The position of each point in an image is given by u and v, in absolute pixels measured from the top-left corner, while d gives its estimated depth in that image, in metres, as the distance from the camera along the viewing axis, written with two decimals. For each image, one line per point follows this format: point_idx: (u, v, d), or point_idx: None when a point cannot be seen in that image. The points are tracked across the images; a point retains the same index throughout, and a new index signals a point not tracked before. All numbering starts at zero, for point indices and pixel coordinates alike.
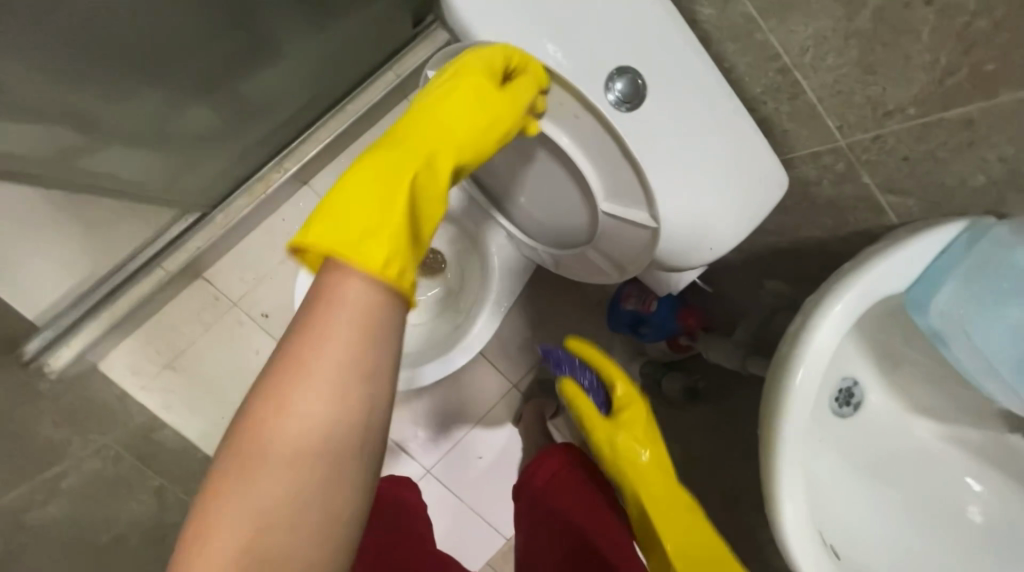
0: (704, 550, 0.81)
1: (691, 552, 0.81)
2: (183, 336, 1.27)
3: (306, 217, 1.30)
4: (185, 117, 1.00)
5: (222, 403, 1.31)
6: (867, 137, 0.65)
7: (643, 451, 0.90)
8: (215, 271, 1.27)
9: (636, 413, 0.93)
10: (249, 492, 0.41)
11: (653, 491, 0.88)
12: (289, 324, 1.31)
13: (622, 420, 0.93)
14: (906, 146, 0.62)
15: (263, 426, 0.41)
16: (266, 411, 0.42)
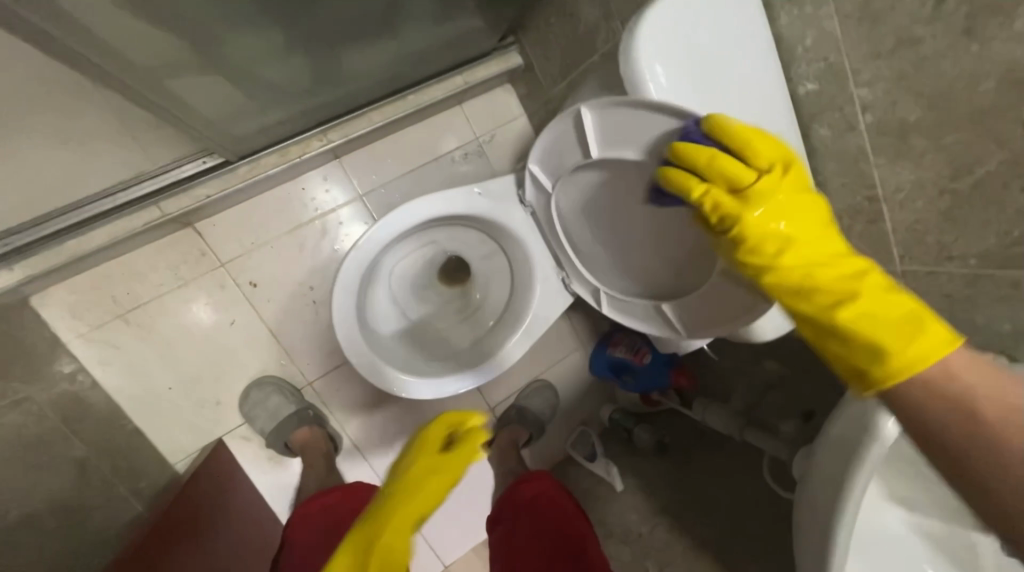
0: (896, 336, 0.47)
1: (868, 315, 0.49)
2: (148, 287, 1.10)
3: (327, 193, 1.23)
4: (283, 67, 0.85)
5: (174, 372, 1.14)
6: (920, 270, 0.64)
7: (780, 221, 0.53)
8: (209, 225, 1.14)
9: (790, 187, 0.54)
10: None
11: (828, 294, 0.51)
12: (278, 301, 1.20)
13: (720, 217, 0.56)
14: (955, 286, 0.62)
15: None
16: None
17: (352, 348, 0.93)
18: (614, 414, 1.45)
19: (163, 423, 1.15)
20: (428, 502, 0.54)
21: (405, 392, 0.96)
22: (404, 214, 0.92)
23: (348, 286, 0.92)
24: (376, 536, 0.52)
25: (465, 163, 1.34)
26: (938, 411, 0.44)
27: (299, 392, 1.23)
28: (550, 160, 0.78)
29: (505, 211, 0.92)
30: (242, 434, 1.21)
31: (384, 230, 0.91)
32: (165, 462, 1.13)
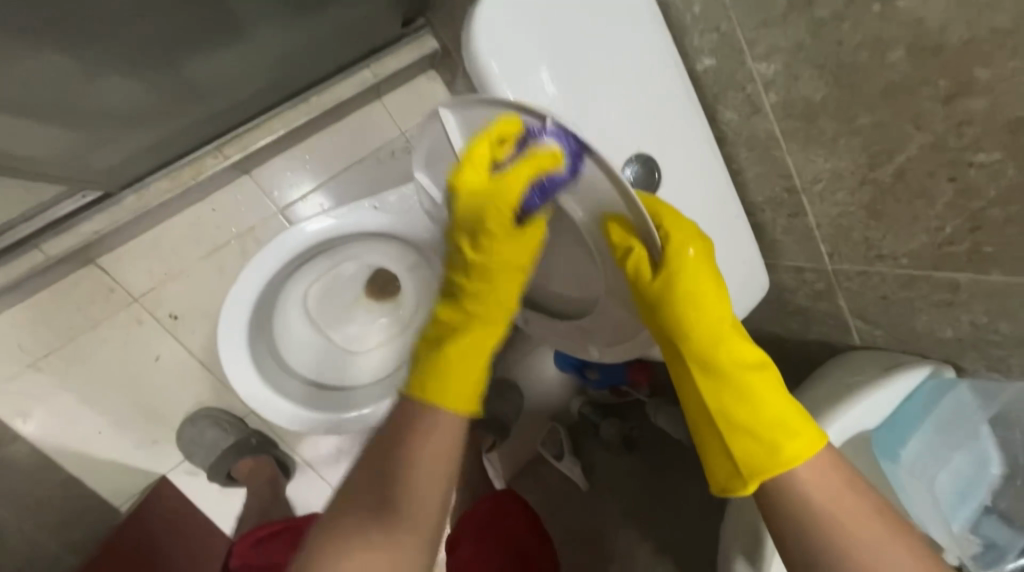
0: (764, 450, 0.48)
1: (745, 397, 0.49)
2: (59, 332, 1.04)
3: (241, 210, 1.13)
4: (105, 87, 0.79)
5: (101, 415, 1.09)
6: (853, 269, 0.64)
7: (693, 299, 0.51)
8: (114, 259, 1.06)
9: (716, 300, 0.51)
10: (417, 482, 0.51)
11: (731, 367, 0.50)
12: (203, 330, 1.13)
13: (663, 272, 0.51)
14: (890, 286, 0.61)
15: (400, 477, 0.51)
16: (405, 443, 0.51)
17: (244, 379, 0.86)
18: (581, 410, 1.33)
19: (96, 468, 1.09)
20: (510, 269, 0.56)
21: (313, 428, 0.89)
22: (293, 235, 0.87)
23: (239, 310, 0.85)
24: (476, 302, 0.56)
25: (394, 162, 1.23)
26: (820, 508, 0.45)
27: (239, 421, 1.17)
28: (430, 172, 0.70)
29: (405, 226, 0.88)
30: (186, 469, 1.15)
31: (270, 256, 0.86)
32: (105, 507, 1.09)
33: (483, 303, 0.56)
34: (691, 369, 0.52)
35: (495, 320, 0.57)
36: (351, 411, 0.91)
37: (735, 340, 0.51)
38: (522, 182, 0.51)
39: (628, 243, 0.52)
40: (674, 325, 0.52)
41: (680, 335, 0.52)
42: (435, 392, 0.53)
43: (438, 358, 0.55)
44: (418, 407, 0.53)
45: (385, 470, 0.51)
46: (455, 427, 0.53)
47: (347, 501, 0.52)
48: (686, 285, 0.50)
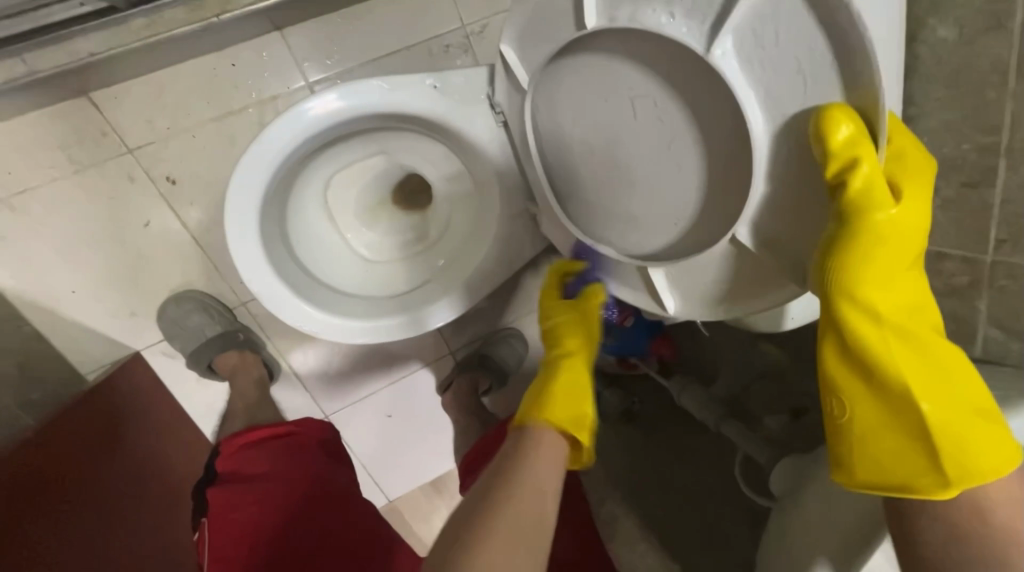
0: (961, 440, 0.44)
1: (938, 378, 0.45)
2: (36, 171, 0.90)
3: (265, 74, 0.97)
4: None
5: (76, 272, 0.97)
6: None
7: (903, 245, 0.46)
8: (110, 96, 0.91)
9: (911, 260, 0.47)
10: (524, 479, 0.55)
11: (922, 342, 0.46)
12: (203, 203, 1.00)
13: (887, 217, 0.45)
14: None
15: (533, 440, 0.59)
16: (526, 460, 0.57)
17: (244, 255, 0.74)
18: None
19: (67, 329, 1.00)
20: (577, 332, 0.70)
21: (312, 329, 0.78)
22: (327, 100, 0.73)
23: (253, 172, 0.72)
24: (565, 347, 0.69)
25: (447, 59, 1.07)
26: (1004, 512, 0.44)
27: (229, 311, 1.08)
28: (523, 44, 0.60)
29: (464, 118, 0.74)
30: (163, 351, 1.07)
31: (297, 119, 0.72)
32: (71, 372, 1.01)
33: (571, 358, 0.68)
34: (883, 338, 0.46)
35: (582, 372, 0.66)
36: (354, 320, 0.80)
37: (921, 310, 0.47)
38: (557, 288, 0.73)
39: (856, 154, 0.41)
40: (870, 281, 0.46)
41: (874, 296, 0.46)
42: (550, 413, 0.61)
43: (547, 390, 0.63)
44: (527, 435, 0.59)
45: (511, 485, 0.54)
46: (563, 446, 0.60)
47: (467, 535, 0.50)
48: (897, 235, 0.45)
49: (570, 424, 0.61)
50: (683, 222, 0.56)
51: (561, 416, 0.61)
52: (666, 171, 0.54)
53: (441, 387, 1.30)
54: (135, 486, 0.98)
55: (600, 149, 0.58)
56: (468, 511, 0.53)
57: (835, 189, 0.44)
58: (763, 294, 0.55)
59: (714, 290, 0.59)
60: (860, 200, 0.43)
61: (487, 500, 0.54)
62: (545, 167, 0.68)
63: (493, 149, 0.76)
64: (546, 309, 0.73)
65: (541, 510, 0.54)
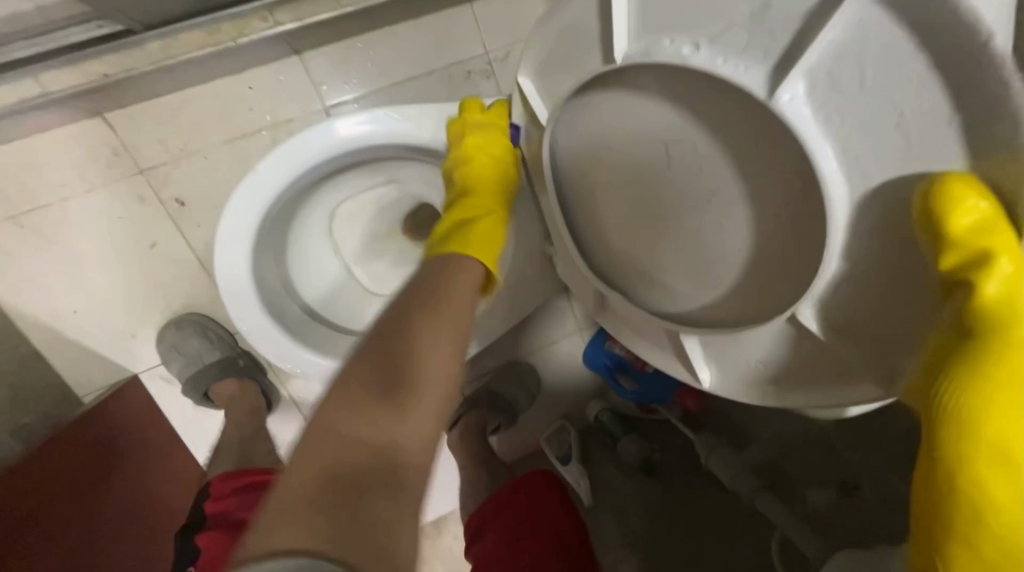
0: None
1: None
2: (47, 189, 0.89)
3: (282, 97, 0.95)
4: None
5: (81, 291, 0.96)
6: None
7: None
8: (125, 116, 0.89)
9: None
10: (435, 332, 0.52)
11: None
12: (211, 226, 0.98)
13: (1008, 342, 0.39)
14: None
15: (438, 282, 0.57)
16: (427, 314, 0.54)
17: (244, 285, 0.71)
18: (599, 417, 1.18)
19: (68, 349, 0.98)
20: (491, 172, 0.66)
21: (298, 370, 0.74)
22: (330, 128, 0.70)
23: (258, 201, 0.70)
24: (468, 186, 0.67)
25: (467, 85, 1.04)
26: None
27: (230, 337, 1.04)
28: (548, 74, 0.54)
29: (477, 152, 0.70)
30: (162, 375, 1.03)
31: (297, 149, 0.69)
32: (67, 393, 0.98)
33: (478, 202, 0.66)
34: (996, 483, 0.40)
35: (493, 205, 0.66)
36: (341, 363, 0.74)
37: None
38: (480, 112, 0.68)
39: (970, 260, 0.39)
40: (990, 419, 0.39)
41: (992, 437, 0.39)
42: (463, 246, 0.62)
43: (466, 227, 0.64)
44: (446, 259, 0.60)
45: (410, 336, 0.52)
46: (479, 275, 0.61)
47: (353, 376, 0.48)
48: (1019, 362, 0.39)
49: (478, 253, 0.62)
50: (720, 280, 0.52)
51: (479, 248, 0.62)
52: (704, 230, 0.50)
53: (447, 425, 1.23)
54: (125, 514, 0.93)
55: (628, 196, 0.54)
56: (380, 342, 0.51)
57: (952, 292, 0.40)
58: (812, 363, 0.51)
59: (761, 372, 0.55)
60: (979, 313, 0.39)
61: (380, 351, 0.50)
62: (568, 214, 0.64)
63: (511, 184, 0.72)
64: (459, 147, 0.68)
65: (445, 359, 0.52)
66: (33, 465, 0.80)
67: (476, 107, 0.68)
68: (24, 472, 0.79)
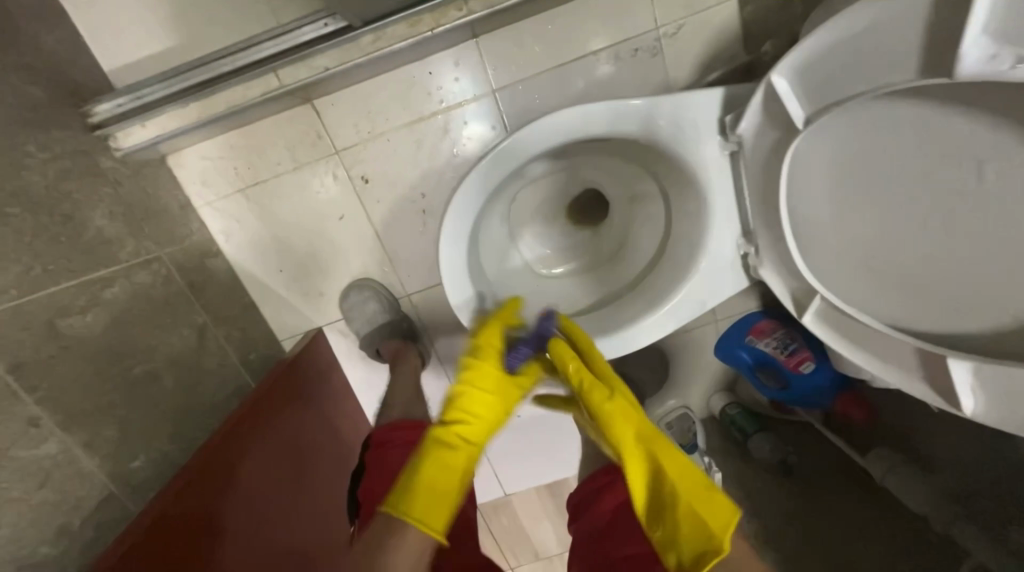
0: None
1: None
2: (268, 165, 1.05)
3: (456, 81, 1.01)
4: None
5: (285, 255, 1.13)
6: None
7: None
8: (329, 102, 1.01)
9: None
10: None
11: None
12: (387, 200, 1.09)
13: None
14: None
15: (394, 532, 0.57)
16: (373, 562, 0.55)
17: (455, 269, 0.75)
18: (728, 410, 1.21)
19: (274, 301, 1.17)
20: (486, 389, 0.65)
21: None
22: (542, 128, 0.69)
23: (483, 181, 0.72)
24: (459, 413, 0.64)
25: (632, 66, 1.02)
26: None
27: (396, 301, 1.17)
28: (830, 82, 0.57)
29: (690, 144, 0.67)
30: (340, 329, 1.20)
31: (511, 153, 0.70)
32: (273, 338, 1.18)
33: (461, 435, 0.63)
34: None
35: (482, 432, 0.65)
36: None
37: None
38: (496, 353, 0.68)
39: None
40: None
41: None
42: (404, 505, 0.57)
43: (420, 470, 0.59)
44: (394, 523, 0.57)
45: None
46: (428, 539, 0.57)
47: None
48: None
49: (428, 516, 0.56)
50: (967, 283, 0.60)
51: (428, 507, 0.57)
52: None
53: None
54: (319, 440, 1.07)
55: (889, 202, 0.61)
56: None
57: None
58: None
59: None
60: None
61: None
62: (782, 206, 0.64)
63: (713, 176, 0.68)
64: (475, 370, 0.66)
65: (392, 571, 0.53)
66: (250, 419, 0.89)
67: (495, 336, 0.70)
68: (248, 424, 0.88)
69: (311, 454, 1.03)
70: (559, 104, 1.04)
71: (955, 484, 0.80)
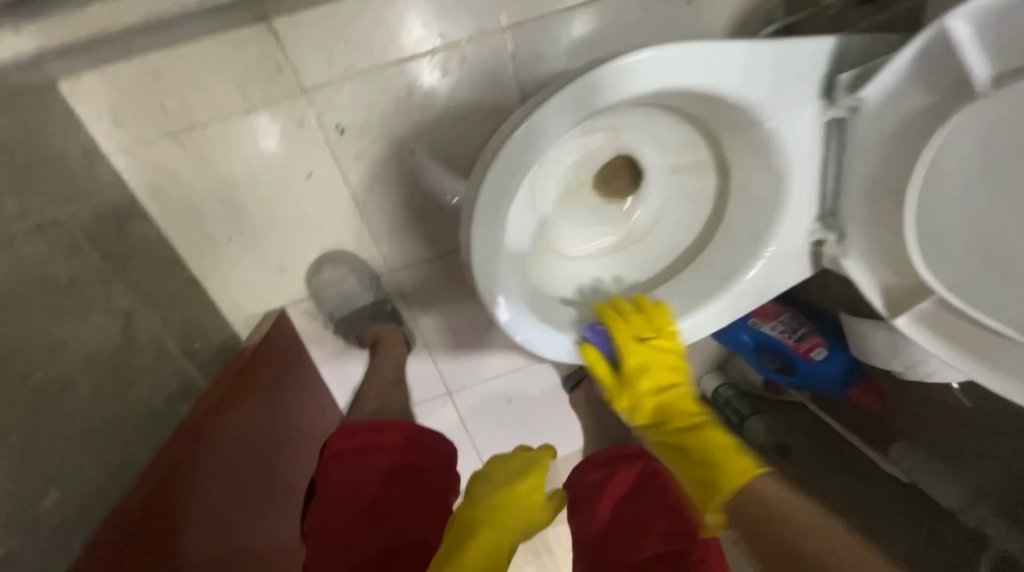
0: None
1: None
2: (207, 103, 0.81)
3: (459, 11, 0.82)
4: None
5: (234, 221, 0.91)
6: None
7: None
8: (292, 25, 0.79)
9: None
10: None
11: None
12: (366, 157, 0.89)
13: None
14: None
15: None
16: None
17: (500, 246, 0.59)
18: (721, 392, 1.12)
19: (220, 277, 0.95)
20: (513, 501, 0.66)
21: (542, 348, 0.68)
22: (597, 82, 0.52)
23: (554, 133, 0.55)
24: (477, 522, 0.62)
25: (665, 11, 0.87)
26: None
27: (376, 279, 1.00)
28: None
29: (789, 106, 0.56)
30: (306, 311, 1.01)
31: (559, 114, 0.54)
32: (220, 322, 0.97)
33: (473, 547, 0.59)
34: None
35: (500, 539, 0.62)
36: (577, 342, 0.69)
37: None
38: (522, 479, 0.68)
39: None
40: None
41: None
42: None
43: None
44: None
45: None
46: None
47: None
48: None
49: None
50: None
51: None
52: None
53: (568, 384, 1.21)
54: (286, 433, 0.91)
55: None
56: None
57: None
58: None
59: None
60: None
61: None
62: (877, 186, 0.56)
63: (802, 145, 0.58)
64: (496, 479, 0.70)
65: None
66: (193, 451, 0.69)
67: (513, 463, 0.71)
68: (193, 455, 0.69)
69: (277, 479, 0.83)
70: (578, 51, 0.88)
71: (985, 480, 0.76)
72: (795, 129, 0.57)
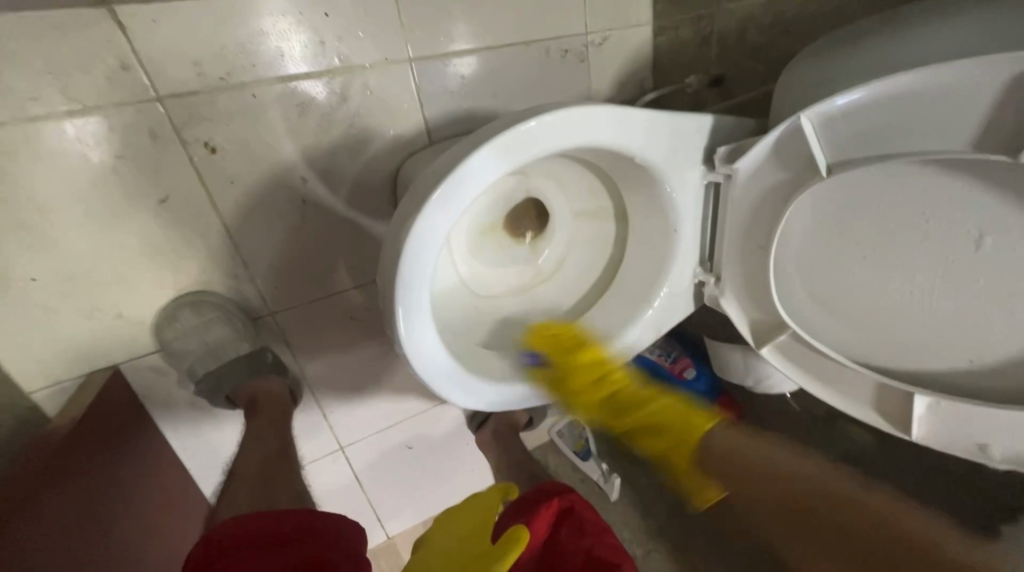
0: None
1: None
2: (6, 100, 0.61)
3: (359, 39, 0.77)
4: None
5: (40, 254, 0.68)
6: None
7: None
8: (146, 21, 0.65)
9: None
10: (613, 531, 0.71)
11: None
12: (245, 183, 0.77)
13: None
14: None
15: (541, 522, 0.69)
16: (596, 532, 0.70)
17: (412, 286, 0.57)
18: None
19: (11, 328, 0.70)
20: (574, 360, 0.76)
21: (456, 395, 0.65)
22: (519, 138, 0.56)
23: (468, 182, 0.56)
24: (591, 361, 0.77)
25: (560, 67, 0.95)
26: None
27: (253, 324, 0.85)
28: (848, 135, 0.56)
29: (681, 166, 0.65)
30: (152, 366, 0.81)
31: (484, 166, 0.55)
32: (8, 391, 0.71)
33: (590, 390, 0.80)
34: None
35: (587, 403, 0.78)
36: (489, 389, 0.67)
37: None
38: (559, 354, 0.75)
39: None
40: None
41: None
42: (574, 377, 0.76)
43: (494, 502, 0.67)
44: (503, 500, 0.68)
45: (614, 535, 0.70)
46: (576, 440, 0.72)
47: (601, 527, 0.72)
48: None
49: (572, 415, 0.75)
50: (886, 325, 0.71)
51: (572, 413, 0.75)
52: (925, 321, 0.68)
53: (474, 421, 1.18)
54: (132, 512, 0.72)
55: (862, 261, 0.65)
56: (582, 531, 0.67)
57: None
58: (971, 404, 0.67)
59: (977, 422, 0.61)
60: None
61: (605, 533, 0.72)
62: (743, 240, 0.67)
63: (685, 200, 0.68)
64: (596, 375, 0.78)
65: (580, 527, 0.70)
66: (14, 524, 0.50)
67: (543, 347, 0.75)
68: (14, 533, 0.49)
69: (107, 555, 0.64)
70: (481, 92, 0.90)
71: None
72: (680, 190, 0.67)
